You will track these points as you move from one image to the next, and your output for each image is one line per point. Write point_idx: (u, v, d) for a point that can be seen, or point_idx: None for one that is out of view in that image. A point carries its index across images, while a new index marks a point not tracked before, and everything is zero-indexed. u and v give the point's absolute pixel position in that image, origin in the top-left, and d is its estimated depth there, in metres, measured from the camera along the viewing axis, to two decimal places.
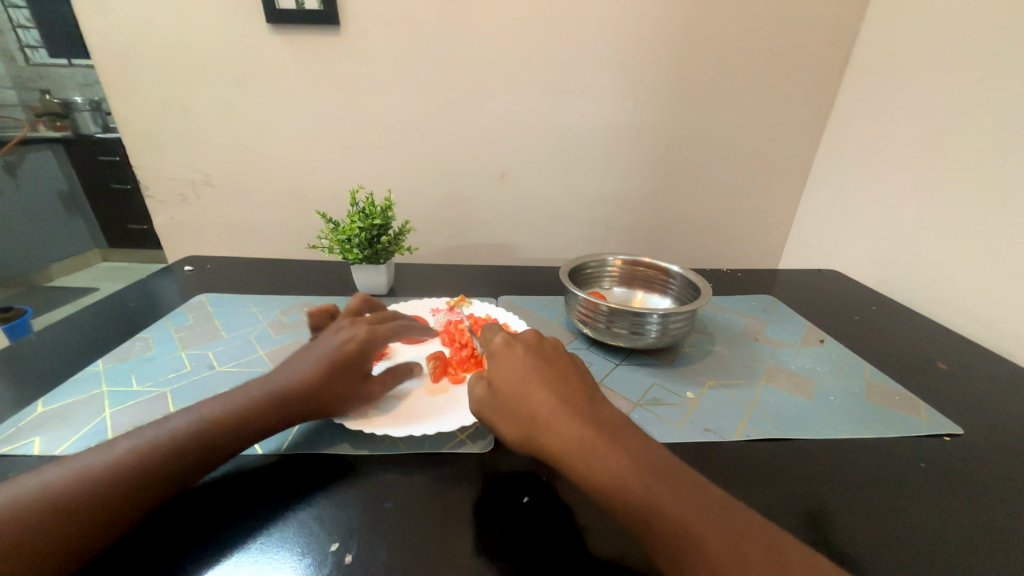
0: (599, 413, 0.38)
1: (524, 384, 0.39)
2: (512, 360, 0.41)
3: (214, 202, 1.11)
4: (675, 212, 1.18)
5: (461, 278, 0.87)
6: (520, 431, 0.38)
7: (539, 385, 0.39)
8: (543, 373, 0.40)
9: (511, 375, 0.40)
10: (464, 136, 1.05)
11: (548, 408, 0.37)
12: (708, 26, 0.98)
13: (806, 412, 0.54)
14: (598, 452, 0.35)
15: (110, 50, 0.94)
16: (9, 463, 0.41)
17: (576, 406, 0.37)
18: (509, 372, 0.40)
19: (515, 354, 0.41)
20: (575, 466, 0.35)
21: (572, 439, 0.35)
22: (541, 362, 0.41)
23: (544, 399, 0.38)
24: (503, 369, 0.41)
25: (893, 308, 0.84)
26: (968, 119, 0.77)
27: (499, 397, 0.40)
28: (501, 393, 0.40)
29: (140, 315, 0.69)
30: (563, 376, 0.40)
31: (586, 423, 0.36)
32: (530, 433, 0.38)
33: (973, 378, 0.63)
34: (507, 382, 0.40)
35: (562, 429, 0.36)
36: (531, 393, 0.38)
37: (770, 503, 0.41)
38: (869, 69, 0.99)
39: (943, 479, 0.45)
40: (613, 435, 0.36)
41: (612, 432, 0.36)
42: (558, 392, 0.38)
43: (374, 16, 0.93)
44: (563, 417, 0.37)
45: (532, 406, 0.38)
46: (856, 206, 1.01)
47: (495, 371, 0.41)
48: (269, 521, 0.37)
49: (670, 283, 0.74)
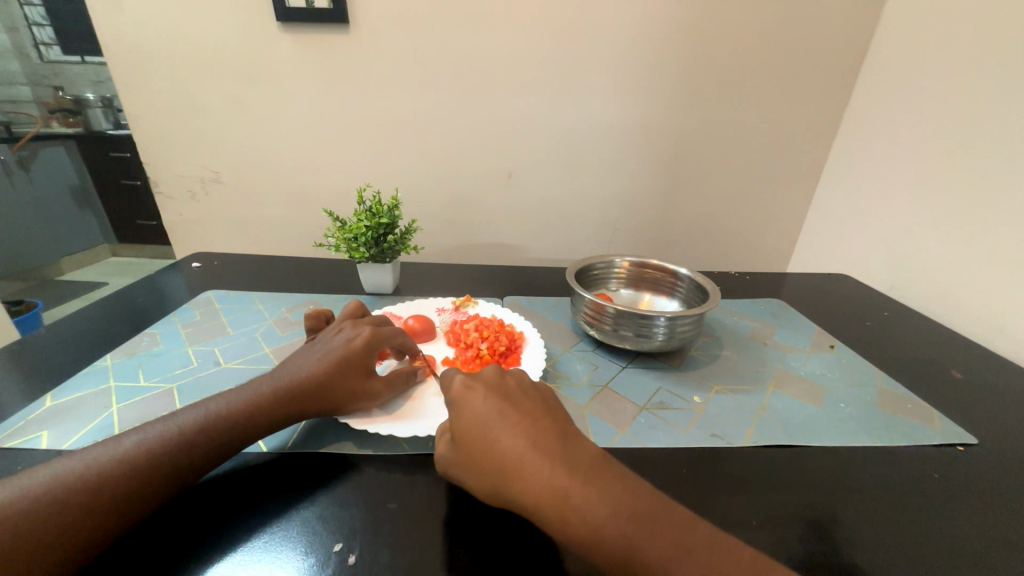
0: (571, 451, 0.35)
1: (488, 432, 0.36)
2: (473, 405, 0.38)
3: (223, 199, 1.12)
4: (683, 213, 1.17)
5: (467, 278, 0.86)
6: (489, 484, 0.36)
7: (505, 429, 0.36)
8: (509, 415, 0.37)
9: (476, 422, 0.37)
10: (471, 135, 1.05)
11: (516, 456, 0.35)
12: (720, 26, 0.97)
13: (816, 419, 0.53)
14: (574, 501, 0.32)
15: (121, 46, 0.94)
16: (18, 455, 0.42)
17: (547, 448, 0.35)
18: (472, 419, 0.38)
19: (476, 397, 0.39)
20: (550, 519, 0.32)
21: (545, 489, 0.33)
22: (505, 403, 0.38)
23: (511, 444, 0.35)
24: (465, 415, 0.38)
25: (905, 315, 0.83)
26: (983, 122, 0.75)
27: (464, 447, 0.37)
28: (467, 442, 0.37)
29: (148, 309, 0.70)
30: (531, 416, 0.38)
31: (559, 468, 0.34)
32: (498, 486, 0.35)
33: (988, 387, 0.62)
34: (471, 431, 0.37)
35: (531, 478, 0.34)
36: (496, 441, 0.36)
37: (777, 512, 0.40)
38: (883, 70, 0.98)
39: (955, 490, 0.44)
40: (589, 477, 0.34)
41: (585, 472, 0.34)
42: (526, 434, 0.36)
43: (384, 14, 0.93)
44: (532, 462, 0.34)
45: (499, 455, 0.35)
46: (868, 209, 1.00)
47: (458, 419, 0.38)
48: (256, 530, 0.36)
49: (677, 286, 0.73)
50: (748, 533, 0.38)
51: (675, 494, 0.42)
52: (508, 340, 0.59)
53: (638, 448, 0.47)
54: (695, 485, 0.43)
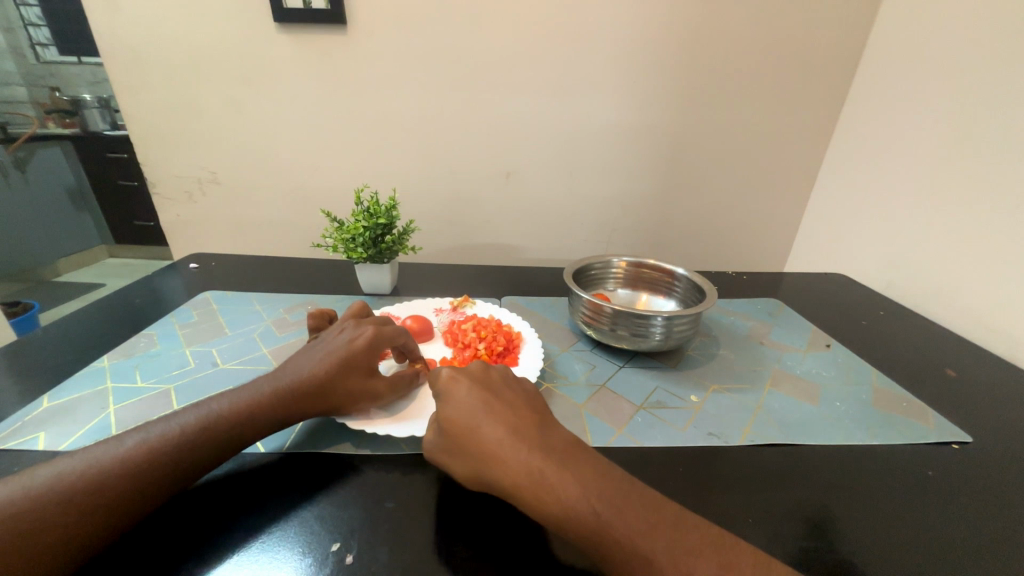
0: (550, 438, 0.36)
1: (469, 420, 0.37)
2: (455, 394, 0.39)
3: (221, 200, 1.11)
4: (681, 213, 1.17)
5: (465, 279, 0.87)
6: (472, 470, 0.36)
7: (486, 417, 0.37)
8: (491, 405, 0.38)
9: (458, 411, 0.38)
10: (469, 135, 1.05)
11: (495, 443, 0.35)
12: (717, 27, 0.97)
13: (811, 417, 0.53)
14: (550, 483, 0.32)
15: (119, 46, 0.94)
16: (15, 457, 0.42)
17: (525, 434, 0.35)
18: (454, 408, 0.38)
19: (458, 387, 0.39)
20: (528, 500, 0.33)
21: (523, 473, 0.33)
22: (487, 394, 0.39)
23: (490, 431, 0.36)
24: (446, 404, 0.39)
25: (901, 314, 0.83)
26: (977, 122, 0.76)
27: (446, 436, 0.38)
28: (449, 430, 0.38)
29: (146, 311, 0.69)
30: (511, 405, 0.38)
31: (536, 452, 0.34)
32: (479, 472, 0.35)
33: (983, 385, 0.62)
34: (453, 420, 0.38)
35: (509, 463, 0.34)
36: (477, 428, 0.36)
37: (773, 509, 0.40)
38: (879, 70, 0.98)
39: (950, 488, 0.44)
40: (566, 461, 0.34)
41: (562, 456, 0.34)
42: (506, 421, 0.36)
43: (382, 15, 0.93)
44: (511, 447, 0.35)
45: (479, 442, 0.36)
46: (864, 209, 1.00)
47: (440, 408, 0.39)
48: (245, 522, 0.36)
49: (674, 286, 0.74)
50: (744, 531, 0.38)
51: (672, 493, 0.42)
52: (507, 340, 0.59)
53: (635, 447, 0.47)
54: (693, 483, 0.43)
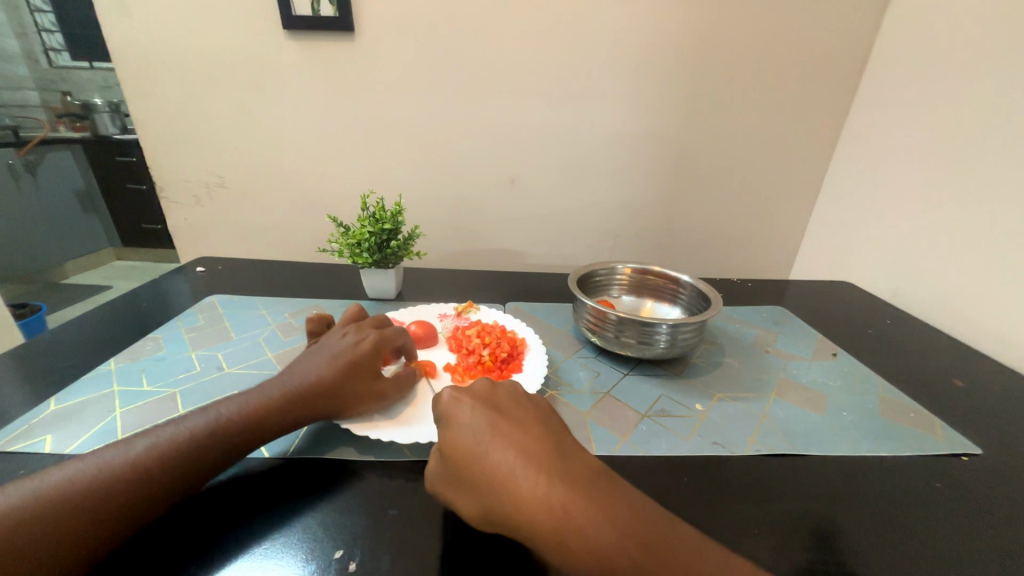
0: (565, 464, 0.35)
1: (479, 446, 0.36)
2: (462, 419, 0.38)
3: (228, 204, 1.12)
4: (685, 220, 1.17)
5: (469, 284, 0.87)
6: (481, 500, 0.35)
7: (496, 443, 0.36)
8: (499, 427, 0.37)
9: (464, 435, 0.37)
10: (474, 140, 1.06)
11: (508, 470, 0.34)
12: (721, 34, 0.98)
13: (818, 428, 0.53)
14: (571, 514, 0.31)
15: (130, 52, 0.96)
16: (22, 460, 0.42)
17: (540, 461, 0.35)
18: (461, 432, 0.37)
19: (464, 409, 0.38)
20: (546, 535, 0.31)
21: (540, 503, 0.32)
22: (494, 415, 0.38)
23: (502, 458, 0.35)
24: (453, 428, 0.38)
25: (908, 323, 0.83)
26: (985, 131, 0.76)
27: (452, 463, 0.37)
28: (457, 457, 0.36)
29: (153, 314, 0.70)
30: (521, 427, 0.37)
31: (553, 480, 0.33)
32: (491, 503, 0.34)
33: (992, 396, 0.62)
34: (461, 445, 0.37)
35: (525, 493, 0.33)
36: (487, 454, 0.35)
37: (779, 520, 0.40)
38: (884, 78, 0.98)
39: (960, 501, 0.43)
40: (583, 488, 0.33)
41: (581, 484, 0.33)
42: (517, 446, 0.35)
43: (389, 22, 0.94)
44: (526, 475, 0.33)
45: (490, 470, 0.34)
46: (870, 217, 1.00)
47: (445, 432, 0.38)
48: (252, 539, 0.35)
49: (679, 293, 0.73)
50: (749, 543, 0.38)
51: (676, 503, 0.41)
52: (510, 347, 0.59)
53: (639, 456, 0.47)
54: (698, 493, 0.43)
